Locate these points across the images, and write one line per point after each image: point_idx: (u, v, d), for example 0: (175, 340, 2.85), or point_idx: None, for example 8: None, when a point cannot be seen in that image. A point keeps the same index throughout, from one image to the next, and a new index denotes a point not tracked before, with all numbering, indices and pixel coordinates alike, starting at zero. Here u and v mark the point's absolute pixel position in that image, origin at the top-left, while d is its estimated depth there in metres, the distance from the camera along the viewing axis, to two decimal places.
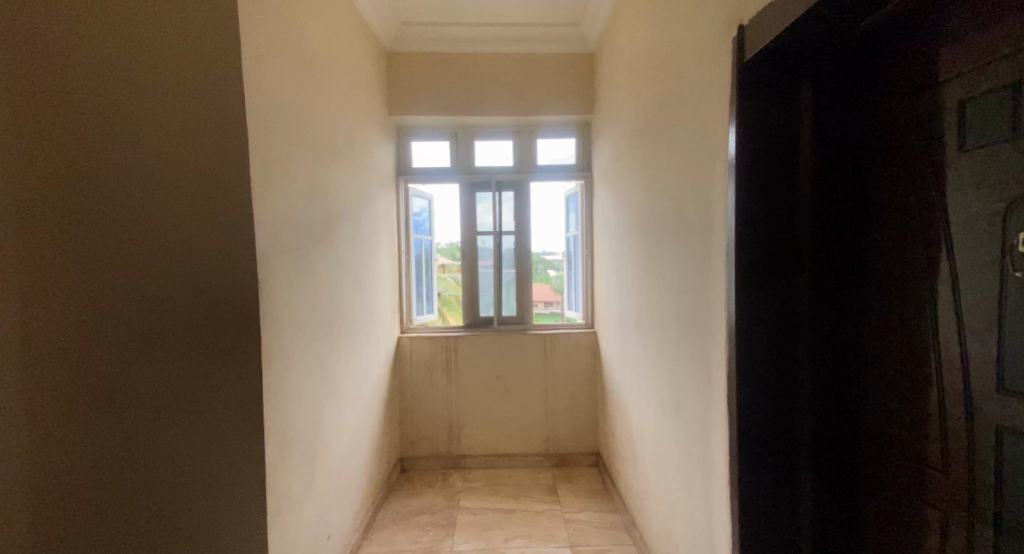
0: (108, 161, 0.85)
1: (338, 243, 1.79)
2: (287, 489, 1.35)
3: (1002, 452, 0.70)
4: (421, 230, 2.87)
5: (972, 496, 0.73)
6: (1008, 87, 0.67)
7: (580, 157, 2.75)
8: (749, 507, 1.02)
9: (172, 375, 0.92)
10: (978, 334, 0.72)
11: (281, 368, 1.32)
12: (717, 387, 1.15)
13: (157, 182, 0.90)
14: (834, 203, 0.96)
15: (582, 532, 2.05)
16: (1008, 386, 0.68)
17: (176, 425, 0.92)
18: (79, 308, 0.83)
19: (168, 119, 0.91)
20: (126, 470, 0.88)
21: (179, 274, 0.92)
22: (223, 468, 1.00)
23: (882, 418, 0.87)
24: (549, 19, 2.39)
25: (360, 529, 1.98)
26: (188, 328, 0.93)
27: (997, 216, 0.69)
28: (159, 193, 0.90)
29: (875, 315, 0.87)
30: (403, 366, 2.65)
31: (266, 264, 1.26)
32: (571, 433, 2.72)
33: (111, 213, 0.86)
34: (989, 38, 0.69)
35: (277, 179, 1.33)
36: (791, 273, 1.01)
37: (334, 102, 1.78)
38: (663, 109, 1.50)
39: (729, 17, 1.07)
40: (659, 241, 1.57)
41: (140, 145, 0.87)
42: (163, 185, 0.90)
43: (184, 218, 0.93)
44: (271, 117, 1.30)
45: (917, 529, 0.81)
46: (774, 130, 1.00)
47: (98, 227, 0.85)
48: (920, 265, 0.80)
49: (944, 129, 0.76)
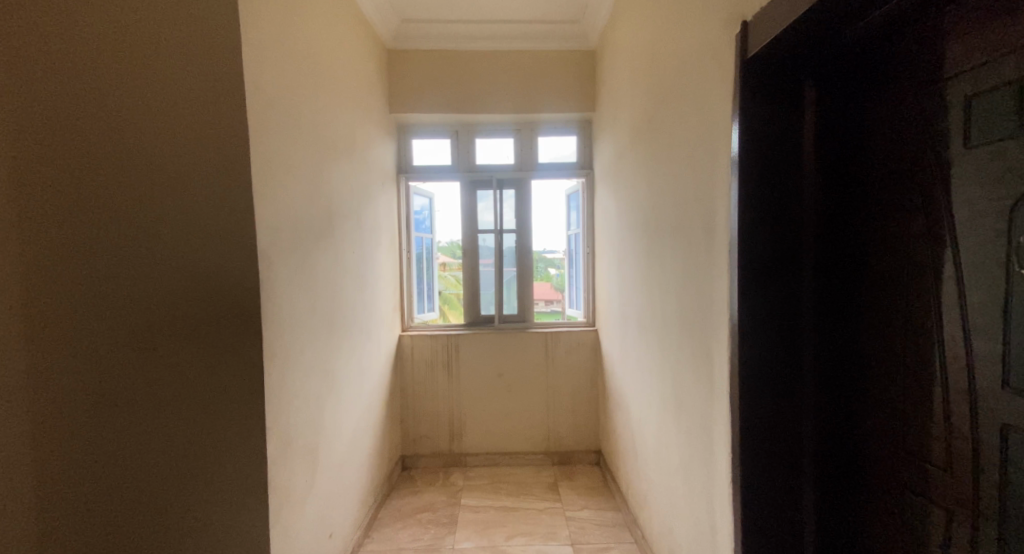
0: (127, 138, 0.76)
1: (338, 241, 1.78)
2: (288, 489, 1.34)
3: (1007, 450, 0.69)
4: (421, 229, 2.86)
5: (978, 496, 0.73)
6: (1011, 84, 0.67)
7: (581, 154, 2.75)
8: (751, 506, 1.02)
9: (175, 366, 0.83)
10: (983, 332, 0.72)
11: (281, 366, 1.32)
12: (717, 385, 1.16)
13: (171, 168, 0.82)
14: (837, 200, 0.95)
15: (583, 530, 2.05)
16: (1012, 385, 0.68)
17: (189, 429, 0.85)
18: (80, 289, 0.71)
19: (188, 105, 0.85)
20: (138, 476, 0.78)
21: (189, 264, 0.86)
22: (228, 466, 0.94)
23: (886, 416, 0.86)
24: (550, 15, 2.38)
25: (360, 527, 1.96)
26: (190, 321, 0.86)
27: (1002, 213, 0.68)
28: (173, 179, 0.83)
29: (879, 314, 0.87)
30: (403, 364, 2.65)
31: (267, 261, 1.26)
32: (572, 431, 2.72)
33: (130, 174, 0.77)
34: (993, 34, 0.69)
35: (277, 177, 1.32)
36: (795, 272, 1.00)
37: (334, 99, 1.77)
38: (665, 107, 1.49)
39: (731, 14, 1.07)
40: (660, 238, 1.57)
41: (159, 129, 0.81)
42: (178, 174, 0.84)
43: (197, 209, 0.87)
44: (270, 114, 1.29)
45: (919, 528, 0.81)
46: (776, 129, 0.99)
47: (112, 210, 0.75)
48: (925, 262, 0.79)
49: (949, 127, 0.75)
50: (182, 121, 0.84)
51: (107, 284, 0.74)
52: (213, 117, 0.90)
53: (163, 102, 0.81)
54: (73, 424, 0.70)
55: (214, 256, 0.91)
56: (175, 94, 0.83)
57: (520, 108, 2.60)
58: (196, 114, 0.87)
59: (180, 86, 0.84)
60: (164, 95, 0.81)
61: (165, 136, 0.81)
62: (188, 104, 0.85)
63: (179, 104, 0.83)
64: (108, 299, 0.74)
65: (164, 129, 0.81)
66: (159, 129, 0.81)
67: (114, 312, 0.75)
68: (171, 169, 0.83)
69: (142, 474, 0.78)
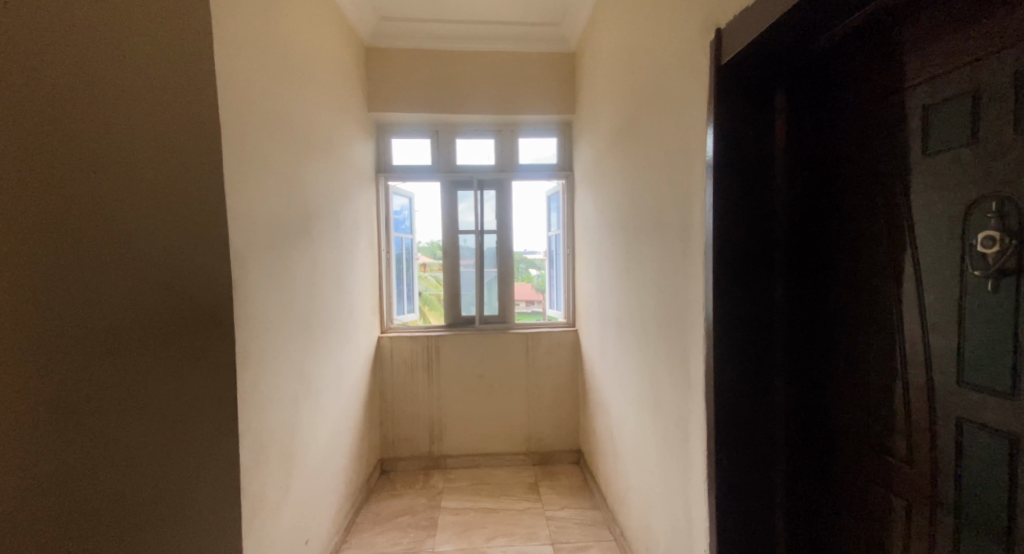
0: (119, 127, 0.71)
1: (315, 241, 1.75)
2: (262, 495, 1.31)
3: (963, 442, 0.72)
4: (401, 229, 2.84)
5: (936, 487, 0.76)
6: (967, 95, 0.70)
7: (562, 156, 2.77)
8: (727, 501, 1.04)
9: (154, 366, 0.78)
10: (940, 331, 0.75)
11: (255, 369, 1.29)
12: (694, 383, 1.18)
13: (131, 164, 0.74)
14: (805, 202, 0.98)
15: (563, 529, 2.07)
16: (968, 380, 0.71)
17: (166, 436, 0.80)
18: (68, 302, 0.65)
19: (168, 102, 0.82)
20: (125, 482, 0.73)
21: (159, 260, 0.80)
22: (201, 470, 0.89)
23: (853, 412, 0.89)
24: (531, 17, 2.39)
25: (337, 532, 1.94)
26: (161, 323, 0.80)
27: (957, 217, 0.72)
28: (129, 174, 0.73)
29: (846, 314, 0.90)
30: (383, 365, 2.62)
31: (241, 261, 1.23)
32: (552, 431, 2.73)
33: (124, 161, 0.73)
34: (953, 46, 0.72)
35: (252, 176, 1.30)
36: (768, 273, 1.03)
37: (311, 98, 1.74)
38: (643, 111, 1.52)
39: (707, 21, 1.09)
40: (638, 239, 1.59)
41: (130, 120, 0.74)
42: (137, 174, 0.75)
43: (159, 216, 0.79)
44: (245, 111, 1.26)
45: (883, 519, 0.84)
46: (750, 135, 1.02)
47: (108, 202, 0.70)
48: (887, 264, 0.82)
49: (908, 135, 0.78)
50: (166, 116, 0.81)
51: (96, 288, 0.69)
52: (193, 114, 0.87)
53: (144, 96, 0.76)
54: (72, 430, 0.66)
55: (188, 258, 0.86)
56: (159, 89, 0.80)
57: (501, 109, 2.60)
58: (177, 108, 0.83)
59: (159, 79, 0.80)
60: (151, 90, 0.77)
61: (156, 128, 0.78)
62: (167, 100, 0.82)
63: (160, 101, 0.80)
64: (101, 298, 0.70)
65: (133, 121, 0.74)
66: (150, 119, 0.77)
67: (100, 312, 0.69)
68: (149, 169, 0.77)
69: (128, 480, 0.74)
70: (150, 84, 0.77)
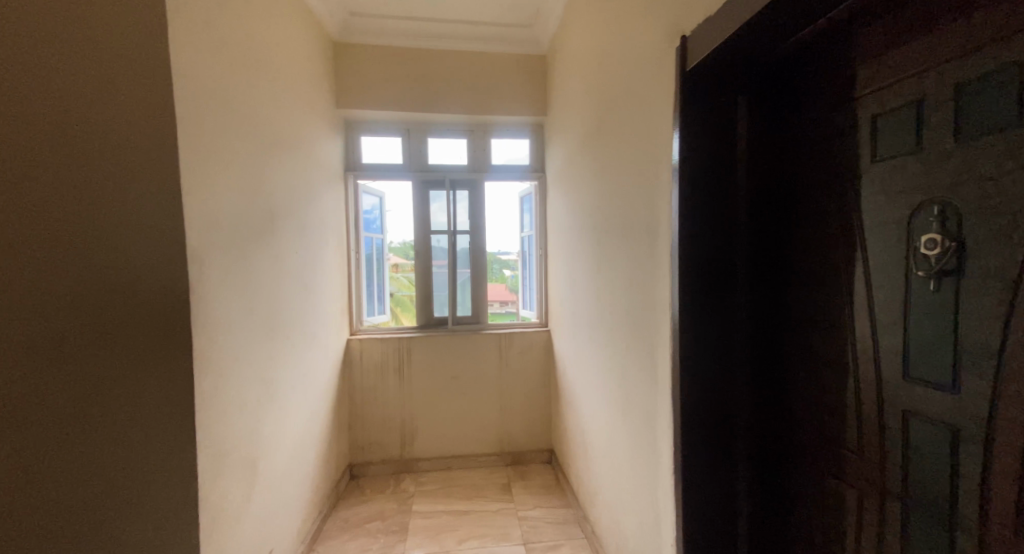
0: (82, 118, 0.68)
1: (279, 241, 1.70)
2: (222, 505, 1.26)
3: (907, 432, 0.76)
4: (371, 229, 2.79)
5: (885, 476, 0.80)
6: (911, 106, 0.74)
7: (534, 157, 2.78)
8: (692, 496, 1.07)
9: (118, 366, 0.75)
10: (887, 328, 0.79)
11: (213, 374, 1.23)
12: (661, 380, 1.20)
13: (93, 157, 0.70)
14: (765, 205, 1.02)
15: (535, 529, 2.07)
16: (912, 374, 0.76)
17: (128, 441, 0.76)
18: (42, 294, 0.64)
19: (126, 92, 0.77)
20: (92, 483, 0.70)
21: (120, 257, 0.76)
22: (162, 477, 0.85)
23: (810, 406, 0.93)
24: (504, 18, 2.40)
25: (304, 540, 1.88)
26: (124, 322, 0.76)
27: (902, 221, 0.76)
28: (90, 168, 0.70)
29: (803, 312, 0.94)
30: (353, 368, 2.56)
31: (199, 261, 1.18)
32: (525, 431, 2.74)
33: (89, 154, 0.69)
34: (897, 59, 0.76)
35: (211, 172, 1.24)
36: (732, 272, 1.06)
37: (276, 93, 1.69)
38: (613, 114, 1.54)
39: (674, 27, 1.12)
40: (608, 240, 1.62)
41: (91, 110, 0.69)
42: (99, 169, 0.71)
43: (116, 213, 0.75)
44: (203, 104, 1.21)
45: (836, 508, 0.88)
46: (714, 139, 1.05)
47: (75, 194, 0.67)
48: (839, 265, 0.86)
49: (859, 142, 0.83)
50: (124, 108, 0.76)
51: (65, 281, 0.67)
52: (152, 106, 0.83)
53: (103, 86, 0.72)
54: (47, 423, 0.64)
55: (142, 257, 0.82)
56: (118, 79, 0.75)
57: (473, 109, 2.59)
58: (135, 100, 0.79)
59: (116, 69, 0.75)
60: (109, 80, 0.73)
61: (118, 121, 0.74)
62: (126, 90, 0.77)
63: (121, 92, 0.75)
64: (70, 291, 0.67)
65: (94, 113, 0.70)
66: (112, 112, 0.73)
67: (70, 306, 0.67)
68: (109, 163, 0.73)
69: (94, 482, 0.71)
70: (109, 74, 0.73)
